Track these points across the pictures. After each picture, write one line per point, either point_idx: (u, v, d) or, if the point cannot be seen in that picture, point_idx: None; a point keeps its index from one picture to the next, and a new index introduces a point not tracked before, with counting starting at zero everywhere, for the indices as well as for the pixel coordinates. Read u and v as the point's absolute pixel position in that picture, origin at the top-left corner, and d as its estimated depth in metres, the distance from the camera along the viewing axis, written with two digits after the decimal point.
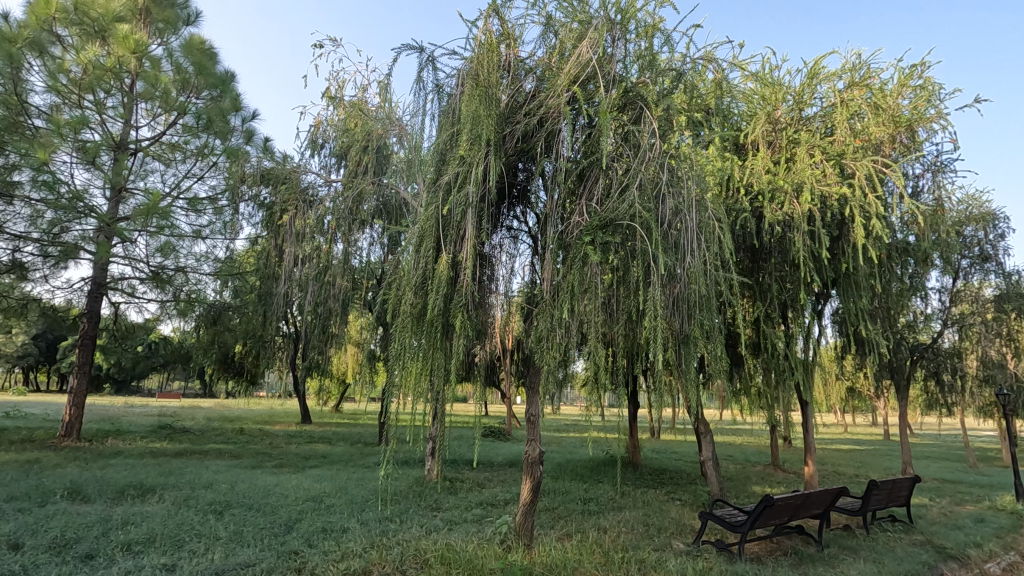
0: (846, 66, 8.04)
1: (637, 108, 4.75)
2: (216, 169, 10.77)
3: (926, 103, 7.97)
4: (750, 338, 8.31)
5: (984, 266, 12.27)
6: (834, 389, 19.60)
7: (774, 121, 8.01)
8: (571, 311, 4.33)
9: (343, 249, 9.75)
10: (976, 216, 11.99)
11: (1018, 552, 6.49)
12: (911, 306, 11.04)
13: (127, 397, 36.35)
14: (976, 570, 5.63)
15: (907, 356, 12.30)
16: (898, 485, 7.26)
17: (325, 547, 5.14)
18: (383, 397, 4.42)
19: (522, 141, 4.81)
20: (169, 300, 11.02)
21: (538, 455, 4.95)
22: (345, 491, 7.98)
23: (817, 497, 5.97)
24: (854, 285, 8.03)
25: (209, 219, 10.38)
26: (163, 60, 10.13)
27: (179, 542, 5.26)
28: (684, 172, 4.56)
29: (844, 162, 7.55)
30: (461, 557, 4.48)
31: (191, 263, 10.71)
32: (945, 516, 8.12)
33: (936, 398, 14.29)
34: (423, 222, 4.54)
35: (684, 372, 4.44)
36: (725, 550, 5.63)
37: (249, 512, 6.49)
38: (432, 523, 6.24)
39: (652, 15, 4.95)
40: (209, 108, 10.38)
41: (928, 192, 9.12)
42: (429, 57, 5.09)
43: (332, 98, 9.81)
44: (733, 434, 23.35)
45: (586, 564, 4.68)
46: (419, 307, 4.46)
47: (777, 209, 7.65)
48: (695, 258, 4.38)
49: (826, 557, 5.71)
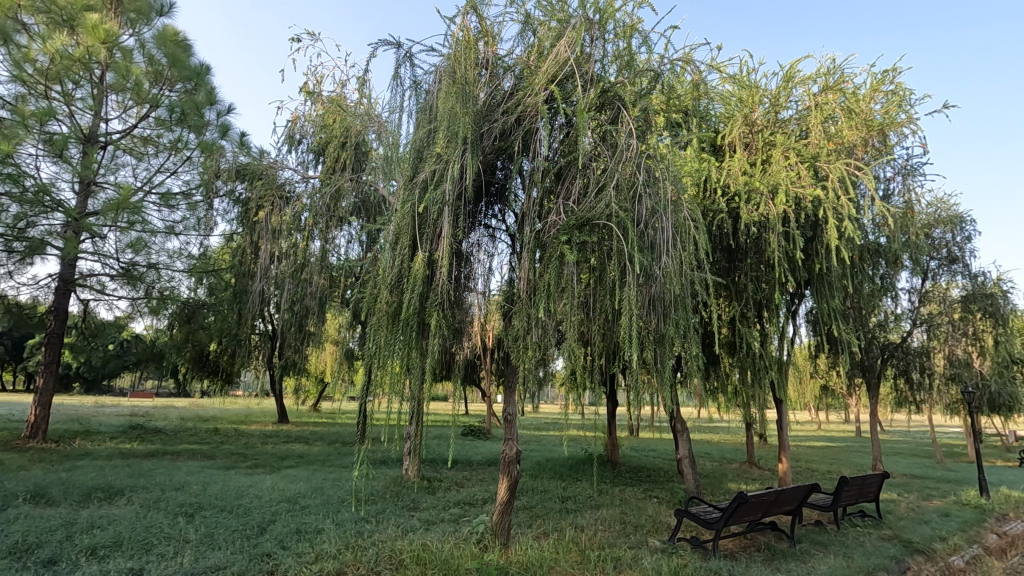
0: (821, 69, 8.18)
1: (615, 108, 4.79)
2: (190, 164, 10.41)
3: (897, 109, 8.22)
4: (726, 337, 8.45)
5: (951, 268, 12.62)
6: (808, 388, 19.99)
7: (750, 123, 8.12)
8: (547, 311, 4.34)
9: (320, 246, 9.59)
10: (944, 219, 12.30)
11: (981, 546, 6.69)
12: (883, 306, 11.28)
13: (99, 397, 35.38)
14: (941, 563, 5.78)
15: (879, 355, 12.55)
16: (868, 481, 7.41)
17: (298, 549, 5.08)
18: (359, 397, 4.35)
19: (499, 139, 4.78)
20: (141, 298, 10.62)
21: (515, 455, 4.93)
22: (321, 492, 7.88)
23: (789, 495, 6.08)
24: (828, 286, 8.19)
25: (182, 215, 10.07)
26: (135, 51, 9.77)
27: (147, 546, 5.13)
28: (662, 172, 4.58)
29: (818, 164, 7.68)
30: (437, 557, 4.45)
31: (163, 260, 10.42)
32: (913, 510, 8.32)
33: (905, 395, 14.67)
34: (399, 219, 4.49)
35: (661, 371, 4.47)
36: (699, 547, 5.70)
37: (221, 515, 6.36)
38: (409, 523, 6.20)
39: (631, 15, 4.98)
40: (183, 101, 10.08)
41: (898, 195, 9.36)
42: (407, 53, 4.99)
43: (309, 93, 9.67)
44: (711, 432, 23.69)
45: (562, 562, 4.68)
46: (395, 305, 4.42)
47: (753, 210, 7.73)
48: (672, 258, 4.40)
49: (797, 553, 5.80)
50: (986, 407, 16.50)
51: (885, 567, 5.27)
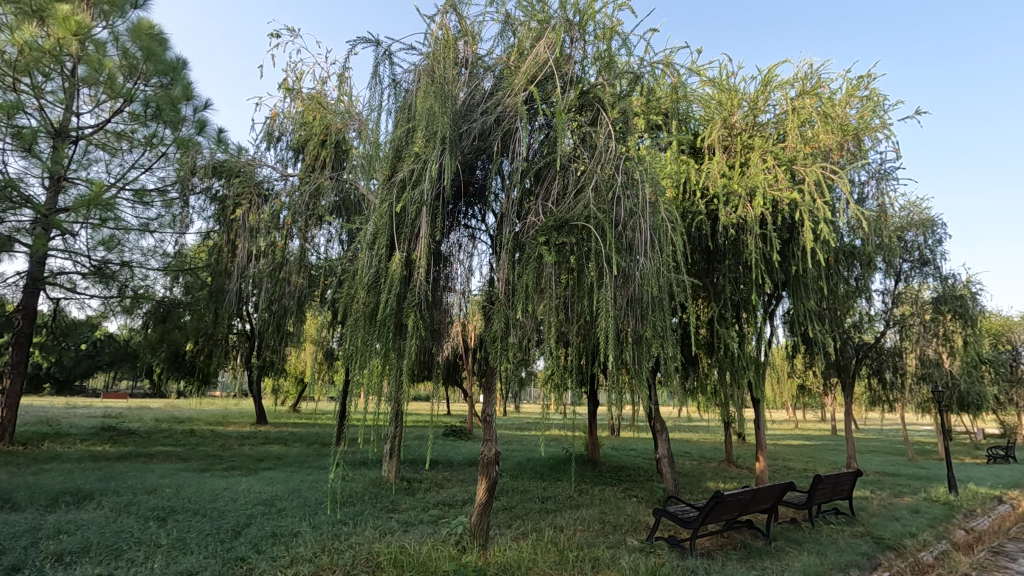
0: (798, 74, 8.31)
1: (594, 109, 4.82)
2: (166, 160, 10.16)
3: (871, 114, 8.41)
4: (705, 338, 8.54)
5: (923, 270, 12.93)
6: (785, 387, 20.32)
7: (729, 126, 8.22)
8: (526, 311, 4.34)
9: (300, 245, 9.51)
10: (916, 223, 12.58)
11: (949, 542, 6.87)
12: (858, 307, 11.49)
13: (71, 398, 34.57)
14: (911, 559, 5.90)
15: (853, 355, 12.75)
16: (842, 479, 7.54)
17: (273, 553, 5.00)
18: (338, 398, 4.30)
19: (478, 139, 4.74)
20: (114, 297, 10.37)
21: (494, 456, 4.91)
22: (298, 494, 7.77)
23: (765, 493, 6.15)
24: (803, 287, 8.33)
25: (157, 212, 9.79)
26: (108, 44, 9.46)
27: (117, 551, 5.01)
28: (640, 174, 4.59)
29: (795, 167, 7.78)
30: (415, 560, 4.42)
31: (137, 258, 10.09)
32: (886, 508, 8.51)
33: (877, 394, 15.00)
34: (377, 219, 4.45)
35: (638, 372, 4.49)
36: (677, 546, 5.73)
37: (194, 518, 6.23)
38: (388, 525, 6.16)
39: (611, 17, 5.01)
40: (158, 96, 9.80)
41: (872, 198, 9.55)
42: (386, 52, 4.94)
43: (288, 90, 9.54)
44: (690, 432, 23.97)
45: (540, 563, 4.67)
46: (372, 305, 4.37)
47: (732, 212, 7.81)
48: (649, 259, 4.41)
49: (773, 551, 5.88)
50: (955, 406, 16.94)
51: (857, 563, 5.37)
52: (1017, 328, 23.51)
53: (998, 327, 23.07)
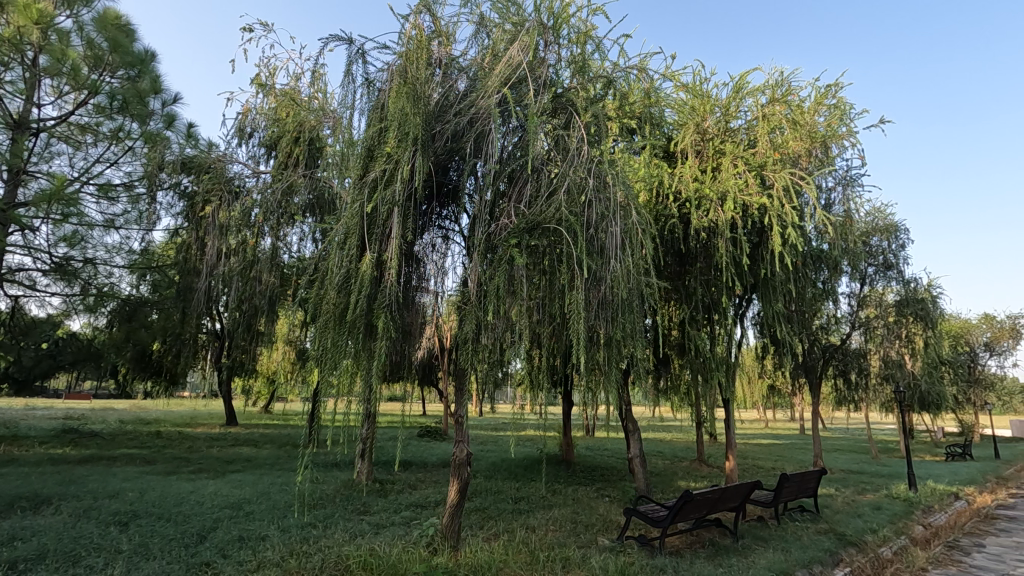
0: (769, 82, 8.48)
1: (567, 113, 4.87)
2: (133, 156, 9.37)
3: (839, 122, 8.67)
4: (677, 339, 8.67)
5: (886, 274, 13.37)
6: (755, 386, 20.76)
7: (702, 132, 8.30)
8: (497, 313, 4.37)
9: (271, 243, 9.49)
10: (881, 228, 12.98)
11: (907, 537, 7.10)
12: (825, 309, 11.78)
13: (30, 399, 33.43)
14: (871, 555, 6.09)
15: (822, 356, 13.03)
16: (807, 477, 7.73)
17: (239, 557, 4.92)
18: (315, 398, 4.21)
19: (452, 140, 4.72)
20: (76, 295, 9.47)
21: (466, 456, 4.89)
22: (267, 497, 7.60)
23: (733, 492, 6.27)
24: (772, 290, 8.52)
25: (123, 208, 9.46)
26: (72, 33, 8.53)
27: (75, 558, 4.86)
28: (612, 177, 4.64)
29: (765, 173, 7.93)
30: (384, 562, 4.39)
31: (101, 255, 9.52)
32: (848, 505, 8.75)
33: (843, 395, 15.42)
34: (348, 219, 4.41)
35: (608, 373, 4.56)
36: (647, 545, 5.80)
37: (158, 523, 6.07)
38: (358, 528, 6.10)
39: (585, 22, 5.07)
40: (125, 88, 8.94)
41: (839, 204, 9.82)
42: (359, 51, 4.89)
43: (261, 85, 9.37)
44: (664, 432, 24.29)
45: (511, 563, 4.67)
46: (342, 306, 4.33)
47: (703, 216, 7.95)
48: (620, 262, 4.46)
49: (739, 548, 6.00)
50: (916, 406, 17.51)
51: (820, 560, 5.50)
52: (974, 330, 24.47)
53: (957, 329, 23.97)
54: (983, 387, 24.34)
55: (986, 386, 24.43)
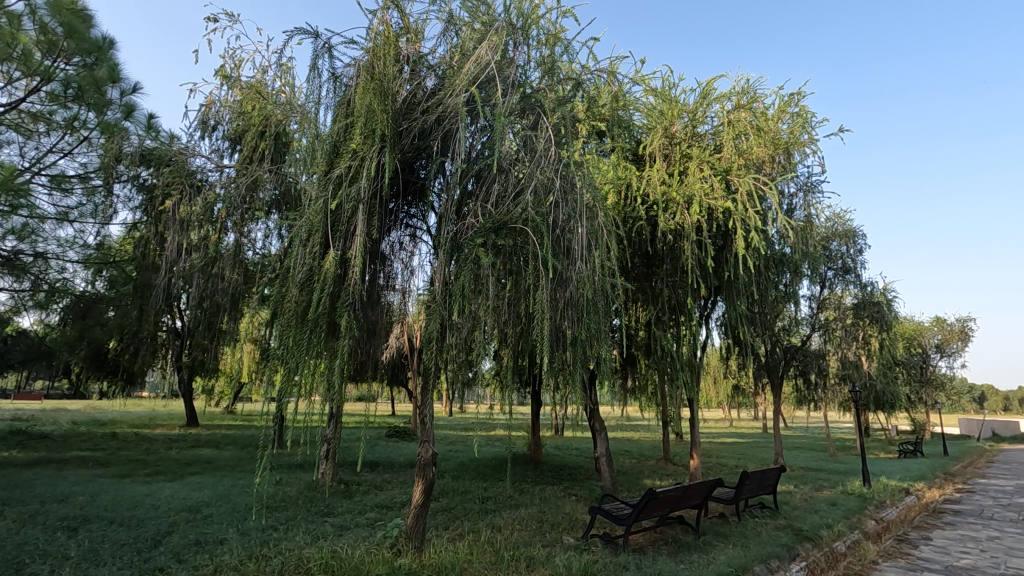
0: (736, 88, 8.67)
1: (536, 114, 4.88)
2: (89, 146, 9.05)
3: (801, 129, 8.93)
4: (644, 340, 8.79)
5: (845, 277, 13.82)
6: (720, 386, 21.24)
7: (669, 136, 8.43)
8: (463, 312, 4.35)
9: (234, 239, 9.30)
10: (840, 233, 13.42)
11: (860, 532, 7.35)
12: (786, 311, 12.12)
13: None
14: (826, 549, 6.29)
15: (785, 357, 13.40)
16: (767, 475, 7.93)
17: (196, 561, 4.79)
18: (278, 399, 4.11)
19: (419, 138, 4.69)
20: (25, 292, 9.02)
21: (431, 457, 4.84)
22: (227, 500, 7.41)
23: (695, 489, 6.38)
24: (736, 293, 8.73)
25: (78, 200, 9.10)
26: (23, 16, 7.90)
27: (19, 564, 4.66)
28: (578, 178, 4.70)
29: (729, 177, 8.10)
30: (346, 564, 4.32)
31: (53, 249, 9.09)
32: (806, 501, 9.05)
33: (803, 395, 15.93)
34: (311, 215, 4.33)
35: (572, 373, 4.58)
36: (611, 543, 5.87)
37: (110, 528, 5.85)
38: (321, 530, 6.00)
39: (554, 24, 5.11)
40: (80, 76, 8.48)
41: (800, 209, 10.12)
42: (325, 45, 4.79)
43: (226, 77, 9.12)
44: (632, 430, 24.65)
45: (475, 564, 4.65)
46: (304, 304, 4.25)
47: (670, 218, 8.09)
48: (585, 263, 4.52)
49: (700, 545, 6.11)
50: (872, 405, 18.19)
51: (777, 555, 5.65)
52: (927, 332, 25.48)
53: (910, 331, 24.98)
54: (934, 386, 25.44)
55: (936, 386, 25.51)
